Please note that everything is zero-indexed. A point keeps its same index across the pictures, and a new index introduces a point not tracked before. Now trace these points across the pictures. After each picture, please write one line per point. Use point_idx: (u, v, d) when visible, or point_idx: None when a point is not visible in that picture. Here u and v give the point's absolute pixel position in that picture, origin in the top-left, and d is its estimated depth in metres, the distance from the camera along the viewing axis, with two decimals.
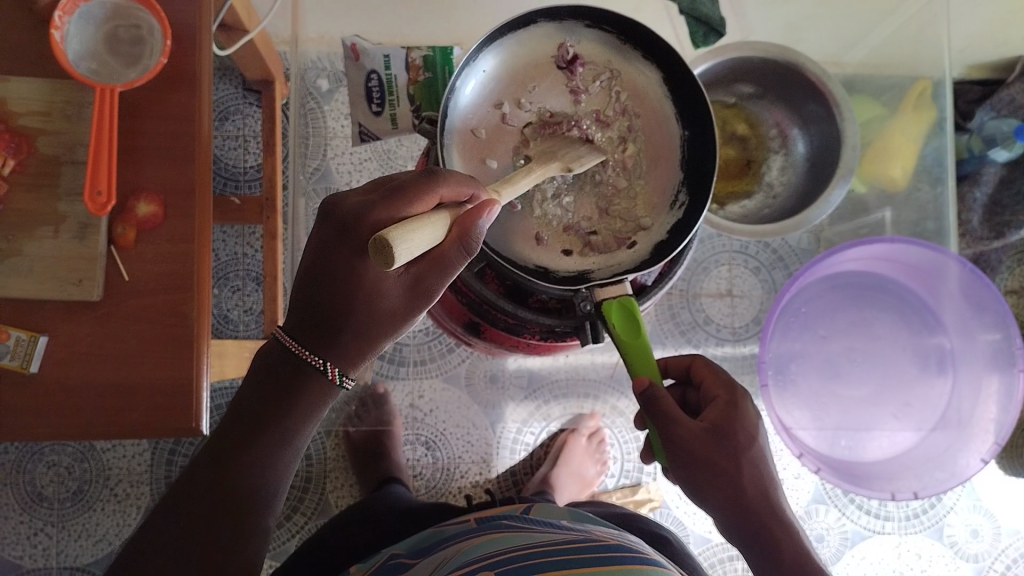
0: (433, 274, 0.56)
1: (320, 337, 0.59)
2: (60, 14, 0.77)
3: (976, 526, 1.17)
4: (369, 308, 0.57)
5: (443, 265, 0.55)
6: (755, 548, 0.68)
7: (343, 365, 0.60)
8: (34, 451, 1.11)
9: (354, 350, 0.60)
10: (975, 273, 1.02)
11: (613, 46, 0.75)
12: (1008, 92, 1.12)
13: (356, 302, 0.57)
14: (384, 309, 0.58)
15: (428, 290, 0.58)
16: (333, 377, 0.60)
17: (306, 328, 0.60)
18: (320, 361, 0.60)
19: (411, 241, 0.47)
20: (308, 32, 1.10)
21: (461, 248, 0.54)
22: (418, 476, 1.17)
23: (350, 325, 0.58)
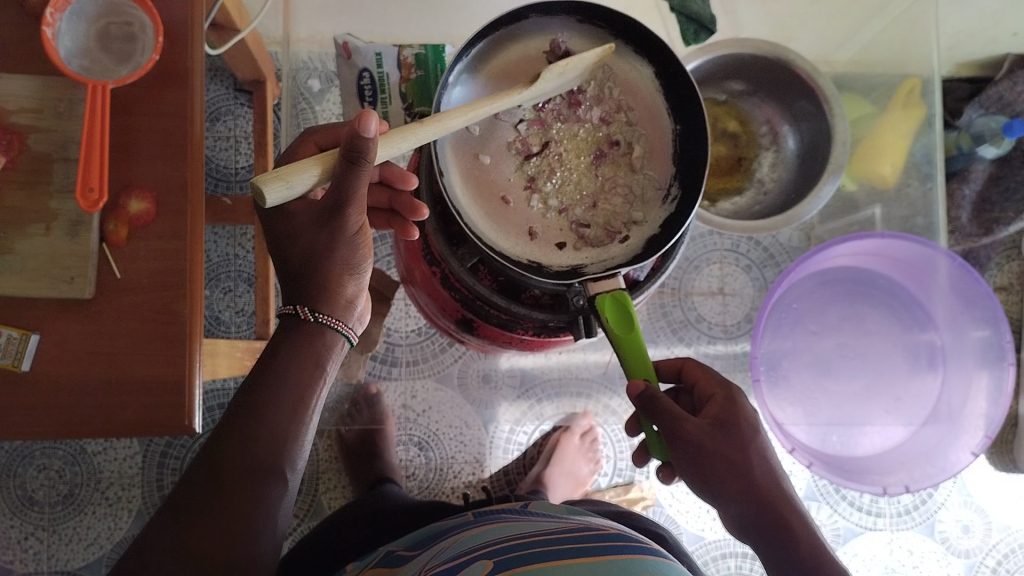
0: (332, 196, 0.58)
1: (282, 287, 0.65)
2: (52, 11, 0.76)
3: (967, 522, 1.17)
4: (305, 244, 0.63)
5: (335, 188, 0.57)
6: (766, 540, 0.65)
7: (314, 304, 0.63)
8: (25, 454, 1.10)
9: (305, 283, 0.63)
10: (963, 266, 1.02)
11: (604, 41, 0.75)
12: (996, 90, 1.14)
13: (293, 238, 0.64)
14: (312, 241, 0.63)
15: (336, 211, 0.60)
16: (306, 317, 0.63)
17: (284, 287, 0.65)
18: (291, 305, 0.63)
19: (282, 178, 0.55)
20: (299, 33, 1.12)
21: (348, 163, 0.54)
22: (411, 477, 1.15)
23: (296, 266, 0.63)
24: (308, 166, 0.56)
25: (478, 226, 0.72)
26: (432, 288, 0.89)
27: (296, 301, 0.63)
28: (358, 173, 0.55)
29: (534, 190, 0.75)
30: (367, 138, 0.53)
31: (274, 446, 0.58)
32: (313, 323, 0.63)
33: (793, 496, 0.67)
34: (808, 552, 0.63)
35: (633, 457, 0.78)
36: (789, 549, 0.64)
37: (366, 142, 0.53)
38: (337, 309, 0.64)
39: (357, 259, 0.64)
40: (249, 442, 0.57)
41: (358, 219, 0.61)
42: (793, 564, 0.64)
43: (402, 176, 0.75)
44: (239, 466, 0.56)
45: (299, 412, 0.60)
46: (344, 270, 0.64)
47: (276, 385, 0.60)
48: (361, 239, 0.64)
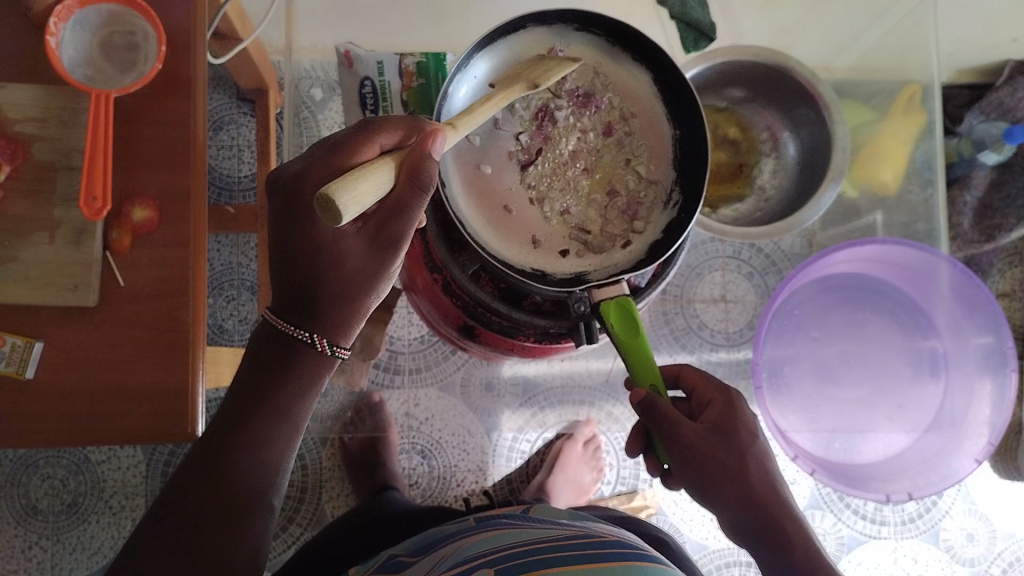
0: (388, 219, 0.55)
1: (296, 305, 0.59)
2: (56, 21, 0.77)
3: (971, 530, 1.17)
4: (347, 269, 0.57)
5: (395, 211, 0.55)
6: (766, 544, 0.65)
7: (332, 335, 0.60)
8: (29, 463, 1.10)
9: (334, 306, 0.58)
10: (965, 273, 1.02)
11: (602, 50, 0.75)
12: (997, 95, 1.15)
13: (328, 265, 0.57)
14: (356, 268, 0.57)
15: (390, 241, 0.57)
16: (323, 349, 0.60)
17: (291, 305, 0.59)
18: (307, 333, 0.59)
19: (356, 195, 0.47)
20: (301, 41, 1.13)
21: (414, 186, 0.53)
22: (414, 485, 1.15)
23: (325, 292, 0.58)
24: (380, 174, 0.51)
25: (484, 237, 0.73)
26: (433, 295, 0.89)
27: (314, 330, 0.59)
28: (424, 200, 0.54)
29: (540, 200, 0.76)
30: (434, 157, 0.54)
31: (257, 476, 0.59)
32: (328, 355, 0.60)
33: (791, 501, 0.67)
34: (804, 558, 0.64)
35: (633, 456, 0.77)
36: (784, 554, 0.65)
37: (433, 164, 0.53)
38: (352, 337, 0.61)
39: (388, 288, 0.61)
40: (233, 475, 0.58)
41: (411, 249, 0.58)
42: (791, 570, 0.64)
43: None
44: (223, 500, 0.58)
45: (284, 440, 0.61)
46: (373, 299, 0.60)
47: (266, 416, 0.60)
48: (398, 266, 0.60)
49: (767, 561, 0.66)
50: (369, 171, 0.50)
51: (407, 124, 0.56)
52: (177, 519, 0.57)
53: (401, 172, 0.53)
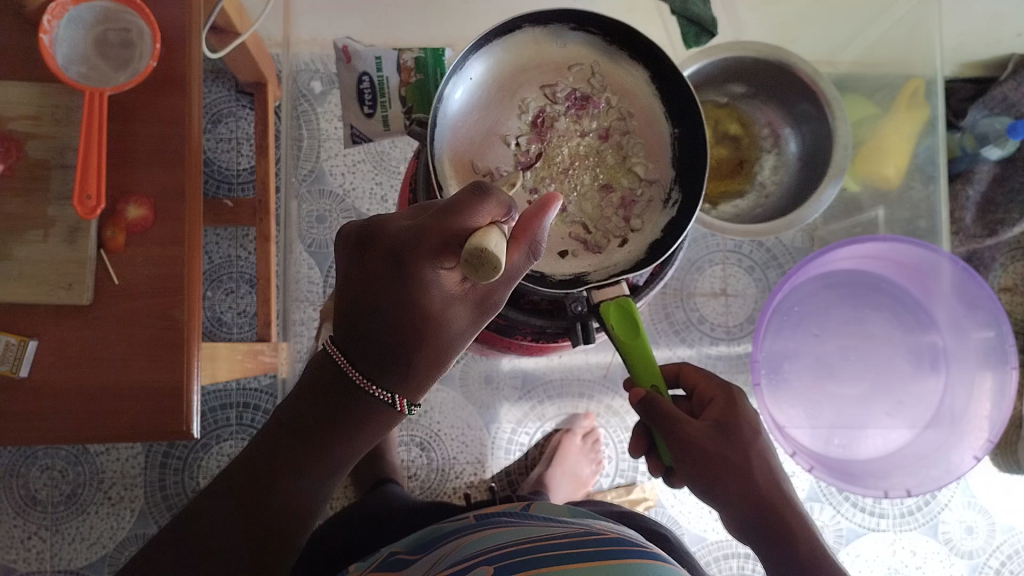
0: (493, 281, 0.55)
1: (379, 361, 0.56)
2: (50, 18, 0.77)
3: (970, 523, 1.17)
4: (451, 332, 0.56)
5: (504, 279, 0.55)
6: (769, 542, 0.65)
7: (412, 398, 0.59)
8: (28, 454, 1.11)
9: (427, 366, 0.57)
10: (969, 270, 1.01)
11: (600, 49, 0.74)
12: (1001, 90, 1.12)
13: (429, 335, 0.55)
14: (460, 330, 0.56)
15: (493, 298, 0.57)
16: (401, 408, 0.59)
17: (371, 363, 0.57)
18: (389, 395, 0.58)
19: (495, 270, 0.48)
20: (299, 34, 1.13)
21: (527, 255, 0.55)
22: (413, 477, 1.15)
23: (423, 357, 0.56)
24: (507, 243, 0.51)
25: None
26: None
27: (393, 391, 0.58)
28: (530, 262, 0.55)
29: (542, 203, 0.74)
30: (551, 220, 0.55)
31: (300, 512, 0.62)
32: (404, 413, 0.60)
33: (792, 496, 0.68)
34: (808, 556, 0.64)
35: (632, 449, 0.76)
36: (788, 551, 0.64)
37: (541, 237, 0.55)
38: None
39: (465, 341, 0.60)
40: (279, 506, 0.61)
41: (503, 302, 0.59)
42: (795, 568, 0.64)
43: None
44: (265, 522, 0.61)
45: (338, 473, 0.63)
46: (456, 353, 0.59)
47: (329, 452, 0.61)
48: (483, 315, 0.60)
49: (768, 561, 0.66)
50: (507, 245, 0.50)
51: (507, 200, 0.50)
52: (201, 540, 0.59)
53: (521, 243, 0.54)
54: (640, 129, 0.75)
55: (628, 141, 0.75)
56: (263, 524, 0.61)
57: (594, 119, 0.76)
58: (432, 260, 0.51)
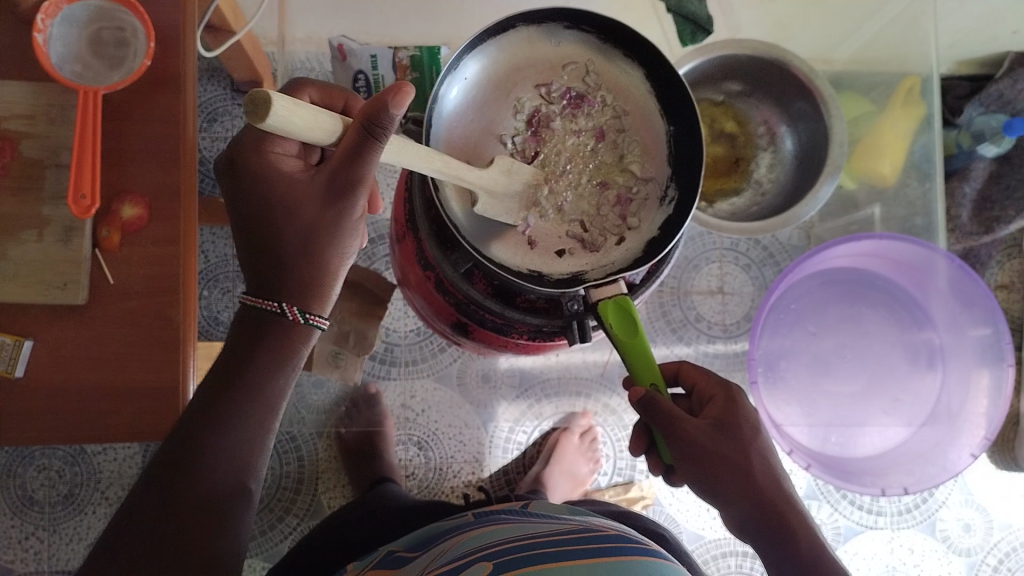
0: (339, 166, 0.57)
1: (266, 274, 0.62)
2: (42, 17, 0.77)
3: (968, 521, 1.17)
4: (308, 221, 0.60)
5: (349, 160, 0.55)
6: (767, 538, 0.66)
7: (302, 303, 0.62)
8: (26, 454, 1.10)
9: (307, 266, 0.61)
10: (963, 267, 1.01)
11: (593, 46, 0.74)
12: (997, 87, 1.13)
13: (290, 220, 0.60)
14: (311, 220, 0.60)
15: (347, 188, 0.58)
16: (294, 316, 0.62)
17: (259, 279, 0.63)
18: (277, 303, 0.62)
19: (290, 121, 0.48)
20: (295, 32, 1.11)
21: (364, 135, 0.53)
22: (410, 476, 1.14)
23: (295, 253, 0.61)
24: (322, 112, 0.51)
25: (479, 241, 0.73)
26: (426, 291, 0.87)
27: (280, 299, 0.62)
28: (376, 148, 0.54)
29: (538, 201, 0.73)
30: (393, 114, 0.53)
31: (236, 472, 0.62)
32: (301, 323, 0.63)
33: (793, 493, 0.68)
34: (808, 554, 0.65)
35: (631, 446, 0.76)
36: (788, 549, 0.65)
37: (389, 118, 0.52)
38: (323, 301, 0.64)
39: (352, 246, 0.63)
40: (211, 465, 0.60)
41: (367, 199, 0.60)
42: (797, 566, 0.65)
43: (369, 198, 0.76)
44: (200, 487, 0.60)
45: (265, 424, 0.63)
46: (339, 254, 0.63)
47: (241, 401, 0.62)
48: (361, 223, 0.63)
49: (770, 557, 0.67)
50: (309, 104, 0.50)
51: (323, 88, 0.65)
52: (151, 521, 0.58)
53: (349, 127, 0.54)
54: (638, 127, 0.75)
55: (625, 139, 0.75)
56: (207, 488, 0.60)
57: (591, 116, 0.75)
58: (260, 143, 0.61)
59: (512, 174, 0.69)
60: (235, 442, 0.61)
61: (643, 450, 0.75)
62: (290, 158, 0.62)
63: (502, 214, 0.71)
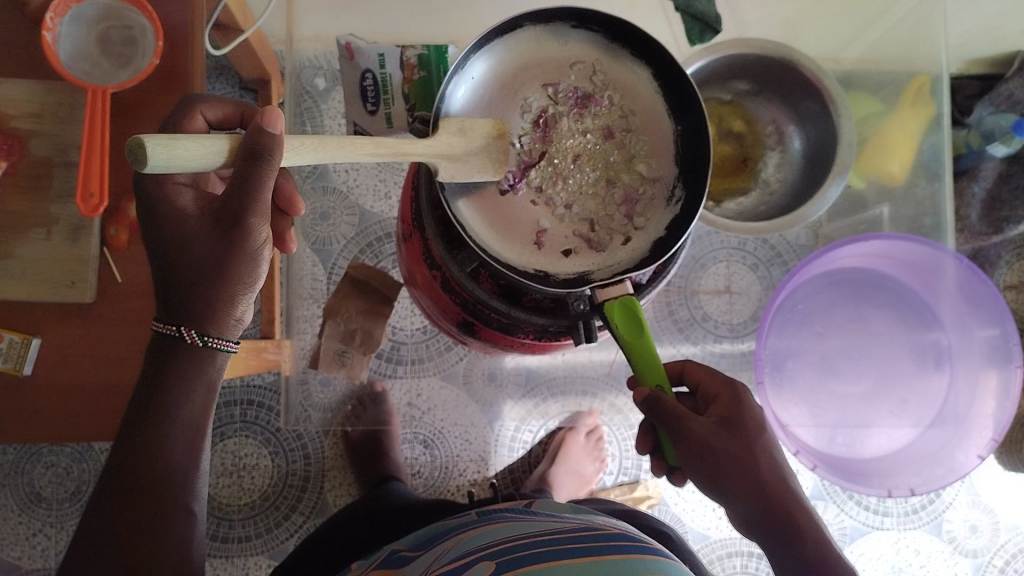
0: (231, 196, 0.57)
1: (170, 302, 0.64)
2: (52, 15, 0.76)
3: (975, 522, 1.16)
4: (198, 254, 0.61)
5: (235, 189, 0.56)
6: (773, 538, 0.66)
7: (201, 327, 0.65)
8: (33, 451, 1.11)
9: (202, 300, 0.63)
10: (971, 268, 1.01)
11: (601, 46, 0.74)
12: (1007, 86, 1.12)
13: (186, 246, 0.62)
14: (207, 253, 0.61)
15: (234, 221, 0.59)
16: (193, 339, 0.65)
17: (167, 307, 0.65)
18: (177, 328, 0.65)
19: (176, 155, 0.50)
20: (303, 31, 1.11)
21: (247, 161, 0.53)
22: (416, 474, 1.16)
23: (188, 280, 0.62)
24: (206, 137, 0.52)
25: (485, 240, 0.72)
26: (432, 290, 0.87)
27: (179, 323, 0.65)
28: (259, 173, 0.54)
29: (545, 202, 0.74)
30: (275, 135, 0.53)
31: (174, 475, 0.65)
32: (200, 345, 0.65)
33: (800, 493, 0.68)
34: (813, 552, 0.66)
35: (638, 444, 0.75)
36: (795, 548, 0.66)
37: (269, 145, 0.53)
38: (224, 330, 0.66)
39: (256, 275, 0.64)
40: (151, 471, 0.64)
41: (262, 232, 0.60)
42: (802, 565, 0.66)
43: (291, 200, 0.73)
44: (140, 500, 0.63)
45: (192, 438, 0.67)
46: (242, 287, 0.64)
47: (167, 415, 0.65)
48: (263, 254, 0.63)
49: (777, 556, 0.67)
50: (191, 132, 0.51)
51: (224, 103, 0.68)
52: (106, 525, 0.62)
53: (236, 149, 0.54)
54: (647, 127, 0.75)
55: (632, 139, 0.75)
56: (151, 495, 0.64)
57: (596, 117, 0.75)
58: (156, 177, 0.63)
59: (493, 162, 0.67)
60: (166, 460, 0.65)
61: (650, 450, 0.75)
62: (188, 189, 0.64)
63: (475, 175, 0.67)
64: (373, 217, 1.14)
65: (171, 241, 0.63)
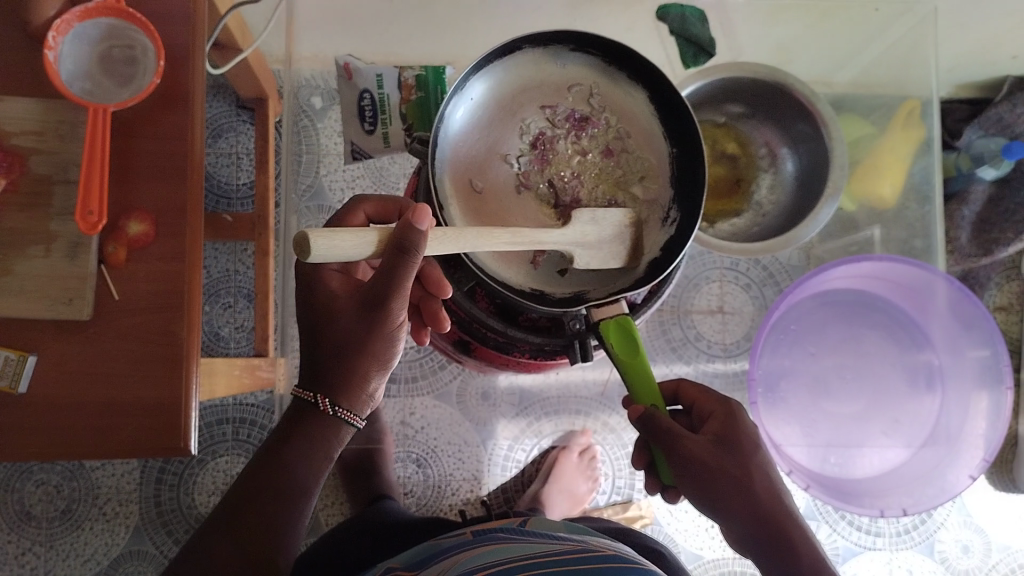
0: (377, 281, 0.60)
1: (312, 372, 0.67)
2: (53, 34, 0.77)
3: (967, 542, 1.17)
4: (346, 333, 0.64)
5: (383, 277, 0.59)
6: (769, 554, 0.65)
7: (336, 397, 0.66)
8: (23, 469, 1.10)
9: (343, 372, 0.65)
10: (962, 290, 1.02)
11: (599, 69, 0.75)
12: (996, 111, 1.14)
13: (334, 326, 0.65)
14: (351, 330, 0.64)
15: (379, 303, 0.62)
16: (324, 407, 0.66)
17: (310, 377, 0.67)
18: (313, 394, 0.67)
19: (334, 246, 0.53)
20: (300, 50, 1.12)
21: (399, 257, 0.56)
22: (409, 493, 1.14)
23: (330, 354, 0.65)
24: (362, 231, 0.55)
25: (481, 259, 0.72)
26: None
27: (314, 390, 0.67)
28: (407, 266, 0.57)
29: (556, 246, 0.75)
30: (420, 232, 0.55)
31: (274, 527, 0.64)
32: (332, 414, 0.67)
33: (794, 510, 0.68)
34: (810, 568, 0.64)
35: (635, 459, 0.76)
36: (789, 563, 0.65)
37: (413, 240, 0.55)
38: (357, 404, 0.68)
39: (387, 351, 0.67)
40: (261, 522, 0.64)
41: (400, 315, 0.63)
42: None
43: (439, 283, 0.75)
44: (246, 557, 0.63)
45: (299, 501, 0.66)
46: (376, 365, 0.66)
47: (281, 471, 0.66)
48: (397, 334, 0.66)
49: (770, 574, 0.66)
50: (349, 227, 0.55)
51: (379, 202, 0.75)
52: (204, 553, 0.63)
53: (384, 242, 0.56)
54: (643, 148, 0.76)
55: (630, 162, 0.76)
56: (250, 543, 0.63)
57: (595, 137, 0.77)
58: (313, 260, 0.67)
59: (596, 220, 0.68)
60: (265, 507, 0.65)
61: (646, 465, 0.75)
62: (338, 274, 0.68)
63: (609, 261, 0.69)
64: None
65: (321, 319, 0.66)
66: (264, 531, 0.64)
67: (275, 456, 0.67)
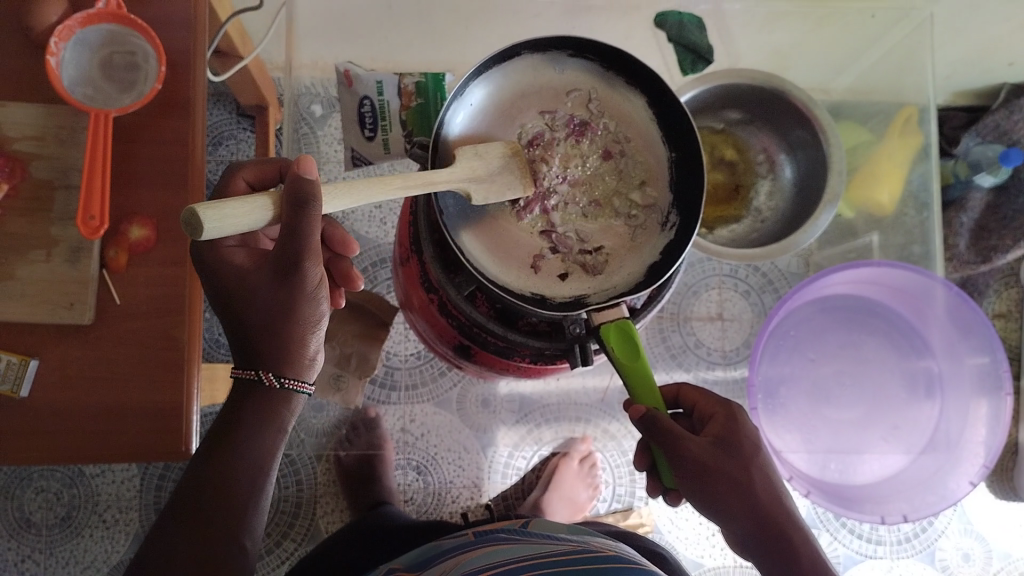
0: (284, 245, 0.58)
1: (245, 351, 0.64)
2: (55, 40, 0.78)
3: (968, 550, 1.17)
4: (265, 303, 0.62)
5: (286, 238, 0.57)
6: (769, 555, 0.66)
7: (279, 370, 0.64)
8: (24, 476, 1.10)
9: (280, 342, 0.63)
10: (961, 295, 1.03)
11: (598, 74, 0.76)
12: (993, 118, 1.15)
13: (253, 300, 0.62)
14: (271, 299, 0.62)
15: (292, 265, 0.59)
16: (270, 381, 0.64)
17: (242, 355, 0.65)
18: (255, 371, 0.64)
19: (225, 217, 0.52)
20: (301, 58, 1.11)
21: (294, 211, 0.55)
22: (409, 501, 1.13)
23: (259, 327, 0.63)
24: (250, 199, 0.55)
25: (481, 262, 0.73)
26: (429, 314, 0.88)
27: (257, 367, 0.64)
28: (309, 218, 0.56)
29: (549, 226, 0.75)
30: (309, 183, 0.55)
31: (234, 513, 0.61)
32: (279, 388, 0.64)
33: (795, 512, 0.68)
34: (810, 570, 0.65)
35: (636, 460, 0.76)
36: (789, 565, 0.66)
37: (306, 191, 0.55)
38: (303, 372, 0.66)
39: (319, 313, 0.64)
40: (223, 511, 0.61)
41: (318, 274, 0.61)
42: None
43: (344, 242, 0.74)
44: (202, 548, 0.59)
45: (259, 486, 0.63)
46: (309, 326, 0.64)
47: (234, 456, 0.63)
48: (323, 293, 0.63)
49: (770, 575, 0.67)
50: (236, 197, 0.54)
51: (258, 167, 0.68)
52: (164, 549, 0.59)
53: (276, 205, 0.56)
54: (641, 153, 0.76)
55: (630, 166, 0.76)
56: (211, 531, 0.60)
57: (592, 142, 0.76)
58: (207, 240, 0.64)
59: (482, 155, 0.68)
60: (226, 495, 0.61)
61: (647, 466, 0.75)
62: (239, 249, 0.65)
63: (506, 192, 0.69)
64: (368, 242, 1.14)
65: (236, 296, 0.63)
66: (226, 520, 0.61)
67: (226, 441, 0.63)
